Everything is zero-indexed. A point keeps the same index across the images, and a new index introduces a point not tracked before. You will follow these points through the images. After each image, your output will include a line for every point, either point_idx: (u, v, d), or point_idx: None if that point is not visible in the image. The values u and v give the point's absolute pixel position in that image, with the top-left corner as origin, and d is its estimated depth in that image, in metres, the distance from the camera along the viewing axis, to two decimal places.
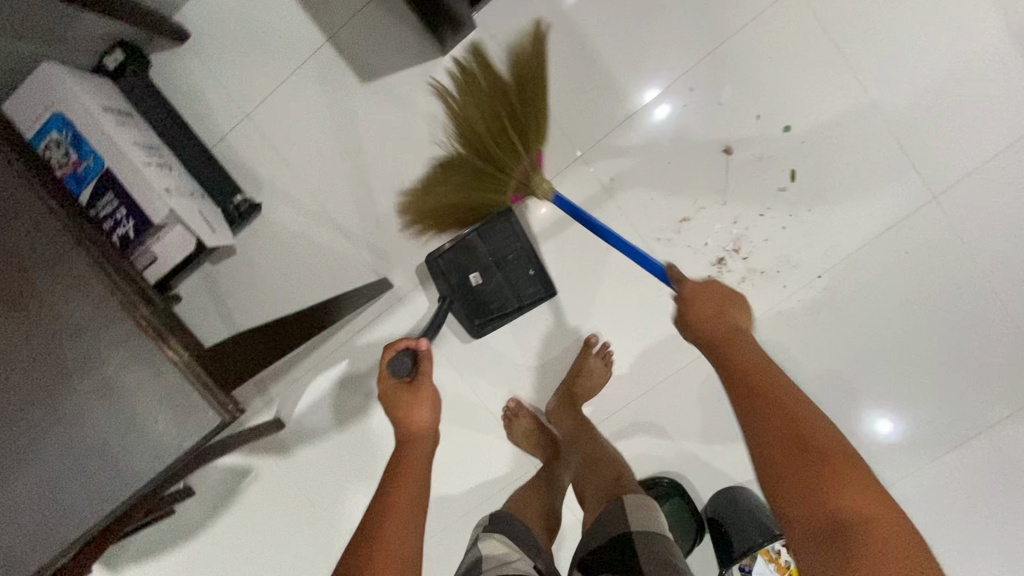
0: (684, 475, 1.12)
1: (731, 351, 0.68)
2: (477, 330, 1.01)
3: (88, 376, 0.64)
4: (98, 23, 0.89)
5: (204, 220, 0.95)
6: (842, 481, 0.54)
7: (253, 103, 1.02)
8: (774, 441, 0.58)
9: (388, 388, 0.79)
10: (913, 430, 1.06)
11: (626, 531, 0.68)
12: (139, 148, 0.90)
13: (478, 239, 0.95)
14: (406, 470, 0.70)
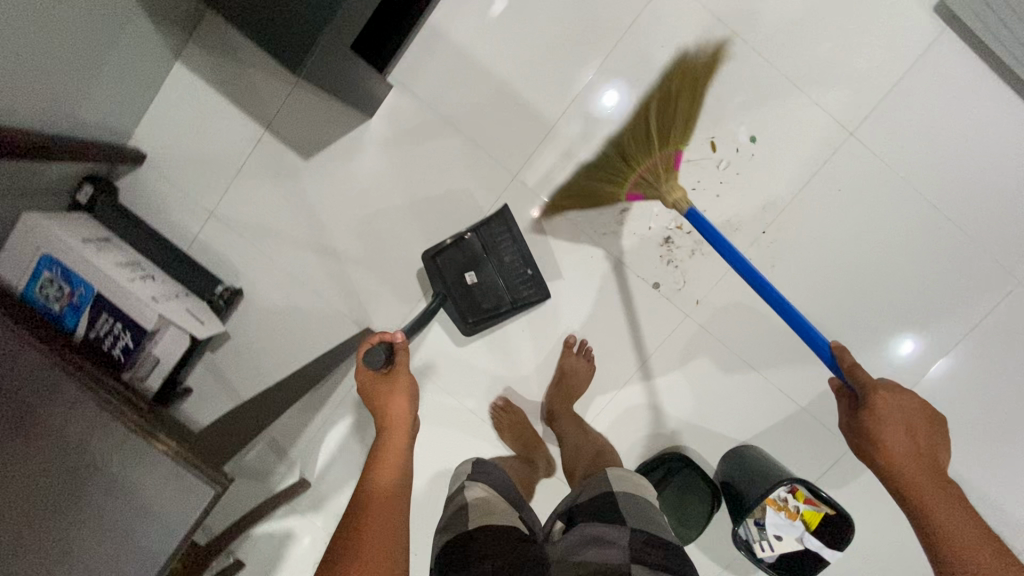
0: (690, 446, 1.17)
1: (888, 438, 0.73)
2: (470, 326, 1.06)
3: (88, 488, 0.68)
4: (65, 168, 1.00)
5: (193, 316, 1.04)
6: (966, 516, 0.66)
7: (213, 201, 1.12)
8: (925, 474, 0.70)
9: (367, 379, 0.85)
10: (930, 346, 1.09)
11: (609, 491, 0.74)
12: (122, 266, 1.00)
13: (478, 241, 1.04)
14: (388, 460, 0.75)
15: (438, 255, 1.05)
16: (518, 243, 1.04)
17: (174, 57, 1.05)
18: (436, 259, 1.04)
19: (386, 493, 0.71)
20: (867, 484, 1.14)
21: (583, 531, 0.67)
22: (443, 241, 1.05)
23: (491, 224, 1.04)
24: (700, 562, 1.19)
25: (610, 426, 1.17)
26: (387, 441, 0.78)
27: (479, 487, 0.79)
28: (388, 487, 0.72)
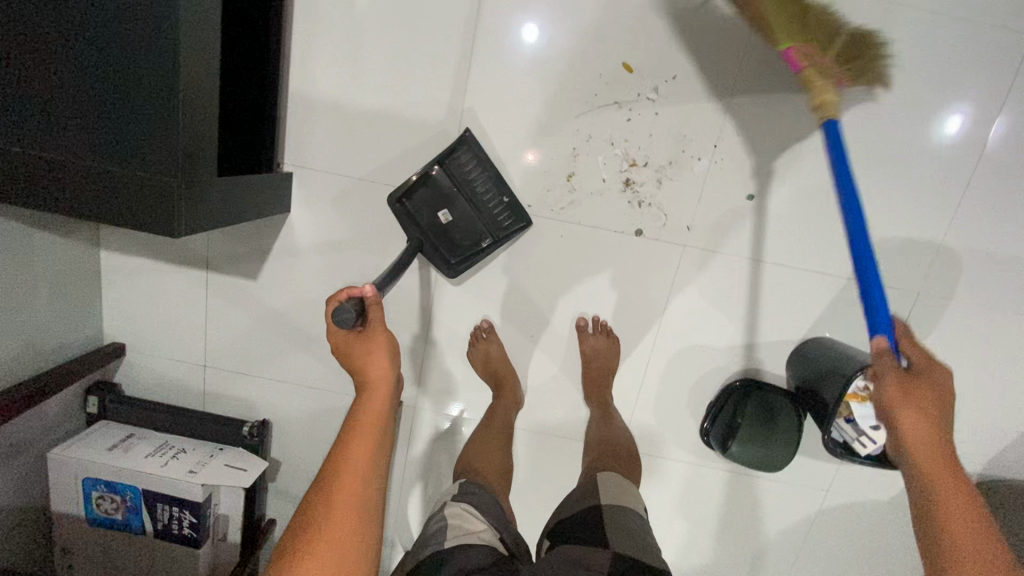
0: (750, 365, 1.09)
1: (907, 421, 0.66)
2: (455, 270, 1.02)
3: None
4: (62, 394, 1.04)
5: (234, 466, 1.05)
6: (961, 512, 0.63)
7: (201, 355, 1.13)
8: (956, 495, 0.64)
9: (340, 339, 0.75)
10: (947, 152, 0.97)
11: (596, 504, 0.84)
12: (152, 454, 1.03)
13: (444, 175, 0.97)
14: (365, 432, 0.70)
15: (406, 199, 0.98)
16: (486, 172, 0.96)
17: (94, 249, 1.05)
18: (404, 204, 0.98)
19: (358, 477, 0.68)
20: (949, 324, 1.03)
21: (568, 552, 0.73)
22: (408, 182, 0.97)
23: (456, 154, 0.96)
24: (809, 468, 1.14)
25: (660, 383, 1.11)
26: (366, 410, 0.72)
27: (458, 506, 0.81)
28: (360, 471, 0.68)
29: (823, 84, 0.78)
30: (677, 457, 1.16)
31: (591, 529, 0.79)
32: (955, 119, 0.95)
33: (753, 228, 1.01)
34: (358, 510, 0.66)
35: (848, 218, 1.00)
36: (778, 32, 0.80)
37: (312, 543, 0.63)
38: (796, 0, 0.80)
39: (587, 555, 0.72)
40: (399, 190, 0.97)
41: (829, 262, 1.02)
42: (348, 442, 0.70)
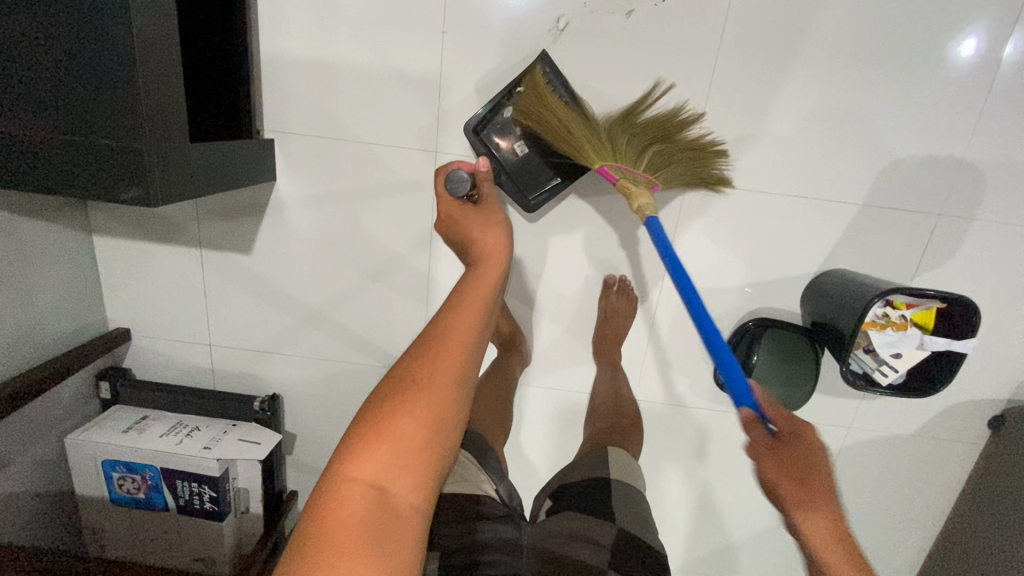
0: (763, 305, 1.05)
1: (795, 505, 0.56)
2: (533, 205, 0.97)
3: None
4: (72, 382, 1.05)
5: (248, 440, 1.06)
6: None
7: (205, 334, 1.13)
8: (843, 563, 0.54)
9: (451, 209, 0.81)
10: (967, 58, 0.89)
11: (604, 478, 0.83)
12: (167, 433, 1.04)
13: (520, 104, 0.93)
14: (481, 291, 0.69)
15: (482, 132, 0.94)
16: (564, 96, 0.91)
17: (86, 235, 1.04)
18: (480, 137, 0.94)
19: (468, 335, 0.64)
20: (972, 246, 0.98)
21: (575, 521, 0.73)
22: (484, 112, 0.93)
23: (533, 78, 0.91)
24: (829, 406, 1.11)
25: (670, 330, 1.08)
26: (481, 280, 0.70)
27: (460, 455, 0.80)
28: (471, 329, 0.65)
29: (636, 192, 0.85)
30: (692, 403, 1.13)
31: (596, 499, 0.78)
32: (976, 40, 0.88)
33: (759, 158, 0.96)
34: (460, 365, 0.63)
35: (860, 139, 0.94)
36: (589, 156, 0.88)
37: (415, 383, 0.60)
38: (593, 127, 0.87)
39: (591, 527, 0.71)
40: (476, 120, 0.93)
41: (842, 188, 0.97)
42: (461, 301, 0.67)
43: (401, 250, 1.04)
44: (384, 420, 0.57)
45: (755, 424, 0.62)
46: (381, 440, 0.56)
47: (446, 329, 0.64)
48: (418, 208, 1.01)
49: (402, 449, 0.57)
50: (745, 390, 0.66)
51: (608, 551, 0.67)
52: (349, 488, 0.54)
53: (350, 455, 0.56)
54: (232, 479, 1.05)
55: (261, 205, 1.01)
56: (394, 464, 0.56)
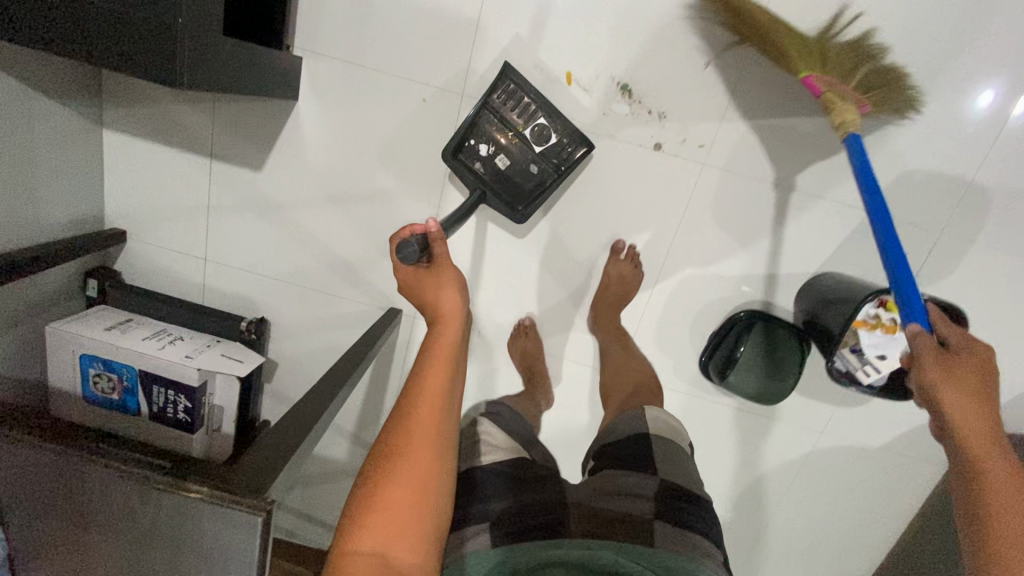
0: (756, 298, 1.07)
1: (947, 394, 0.63)
2: (523, 215, 1.00)
3: (187, 548, 0.54)
4: (60, 272, 1.03)
5: (231, 357, 1.05)
6: (979, 442, 0.63)
7: (202, 247, 1.12)
8: (982, 427, 0.63)
9: (407, 275, 0.78)
10: (992, 86, 0.91)
11: (645, 435, 0.83)
12: (150, 338, 1.03)
13: (491, 117, 0.95)
14: (438, 348, 0.73)
15: (464, 150, 0.97)
16: (533, 105, 0.94)
17: (97, 127, 1.03)
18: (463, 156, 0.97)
19: (431, 398, 0.69)
20: (967, 270, 1.00)
21: (608, 478, 0.77)
22: (463, 128, 0.96)
23: (501, 89, 0.93)
24: (807, 409, 1.13)
25: (663, 311, 1.09)
26: (441, 339, 0.74)
27: (490, 425, 0.85)
28: (441, 387, 0.70)
29: (844, 105, 0.80)
30: (673, 386, 1.15)
31: (632, 455, 0.80)
32: (996, 92, 0.91)
33: (778, 151, 0.97)
34: (438, 426, 0.68)
35: (878, 147, 0.96)
36: (797, 62, 0.83)
37: (396, 456, 0.65)
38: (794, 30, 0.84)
39: (635, 484, 0.74)
40: (456, 142, 0.96)
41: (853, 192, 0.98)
42: (430, 356, 0.73)
43: (413, 192, 1.05)
44: (372, 494, 0.63)
45: (923, 333, 0.67)
46: (376, 511, 0.62)
47: (415, 397, 0.69)
48: (436, 150, 1.01)
49: (395, 518, 0.62)
50: (911, 279, 0.69)
51: (651, 500, 0.71)
52: (351, 559, 0.60)
53: (348, 531, 0.61)
54: (209, 394, 1.04)
55: (279, 123, 1.01)
56: (389, 532, 0.61)
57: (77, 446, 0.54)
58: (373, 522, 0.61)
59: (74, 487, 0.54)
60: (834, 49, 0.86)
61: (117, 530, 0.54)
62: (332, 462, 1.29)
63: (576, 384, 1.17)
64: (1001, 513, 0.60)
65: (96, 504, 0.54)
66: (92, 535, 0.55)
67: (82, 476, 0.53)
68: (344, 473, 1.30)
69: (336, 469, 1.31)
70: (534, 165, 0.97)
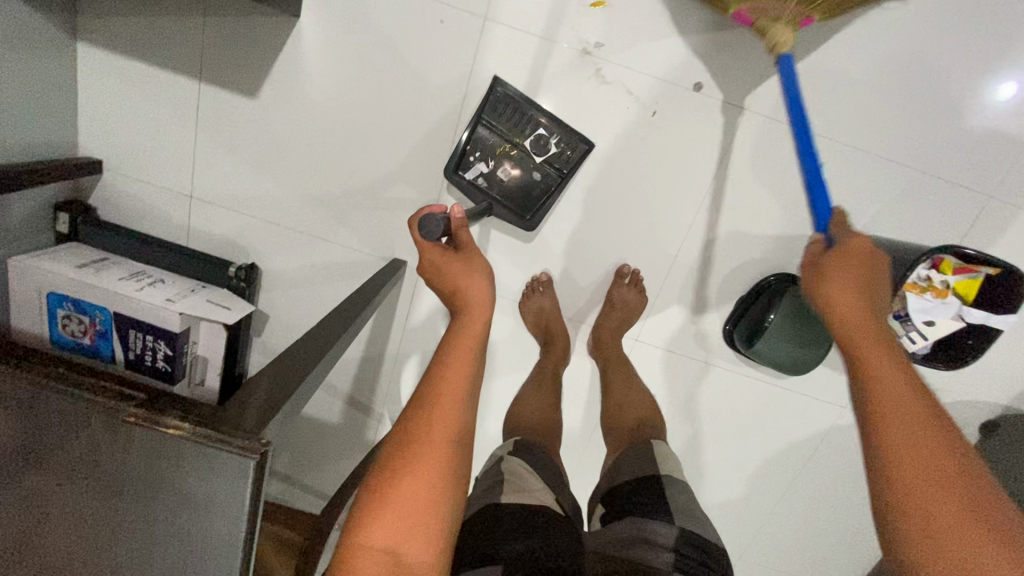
0: (789, 263, 0.99)
1: (840, 300, 0.56)
2: (532, 223, 0.96)
3: (164, 498, 0.45)
4: (30, 201, 0.91)
5: (216, 303, 0.96)
6: (873, 376, 0.51)
7: (187, 184, 1.01)
8: (869, 342, 0.54)
9: (431, 258, 0.74)
10: None
11: (655, 476, 0.78)
12: (127, 278, 0.93)
13: (488, 131, 0.91)
14: (463, 340, 0.66)
15: (463, 168, 0.93)
16: (529, 111, 0.90)
17: (72, 40, 0.91)
18: (464, 174, 0.94)
19: (452, 392, 0.61)
20: (1015, 237, 0.94)
21: (626, 527, 0.69)
22: (458, 146, 0.92)
23: (489, 101, 0.90)
24: (831, 382, 1.07)
25: (689, 274, 1.02)
26: (466, 327, 0.68)
27: (518, 463, 0.78)
28: (464, 374, 0.63)
29: (775, 26, 0.73)
30: (692, 354, 1.08)
31: (645, 502, 0.73)
32: (1019, 84, 0.87)
33: (823, 99, 0.89)
34: (459, 414, 0.61)
35: (932, 99, 0.88)
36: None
37: (413, 445, 0.58)
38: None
39: (647, 529, 0.67)
40: (454, 160, 0.92)
41: (898, 149, 0.91)
42: (448, 346, 0.65)
43: (423, 130, 0.95)
44: (388, 482, 0.56)
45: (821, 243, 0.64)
46: (388, 506, 0.55)
47: (439, 384, 0.62)
48: (451, 83, 0.92)
49: (412, 512, 0.55)
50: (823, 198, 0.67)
51: (671, 551, 0.63)
52: (361, 556, 0.53)
53: (360, 525, 0.54)
54: (192, 342, 0.95)
55: (277, 44, 0.90)
56: (403, 528, 0.54)
57: (28, 368, 0.44)
58: (385, 519, 0.54)
59: (23, 422, 0.44)
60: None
61: (74, 476, 0.45)
62: (323, 426, 1.21)
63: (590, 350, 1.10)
64: (913, 490, 0.46)
65: (51, 443, 0.44)
66: (39, 486, 0.45)
67: (32, 404, 0.44)
68: (336, 439, 1.22)
69: (326, 434, 1.22)
70: (536, 176, 0.94)
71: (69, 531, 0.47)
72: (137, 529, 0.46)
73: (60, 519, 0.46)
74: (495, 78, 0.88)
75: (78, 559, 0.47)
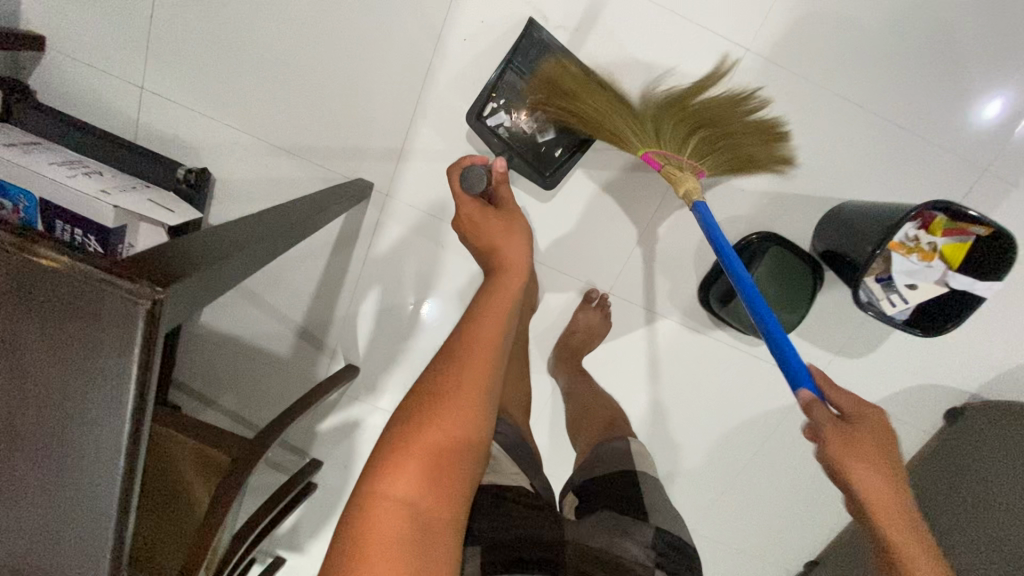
0: (775, 223, 0.95)
1: (856, 476, 0.54)
2: (550, 182, 0.91)
3: (36, 343, 0.38)
4: None
5: (159, 203, 0.88)
6: (887, 522, 0.54)
7: (139, 73, 0.92)
8: (889, 493, 0.54)
9: (471, 211, 0.76)
10: None
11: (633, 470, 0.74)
12: (59, 165, 0.85)
13: (517, 77, 0.85)
14: (494, 303, 0.65)
15: (487, 114, 0.87)
16: (564, 61, 0.84)
17: None
18: (485, 121, 0.87)
19: (479, 352, 0.61)
20: (1005, 216, 0.91)
21: (603, 515, 0.65)
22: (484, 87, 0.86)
23: (525, 46, 0.84)
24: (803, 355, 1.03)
25: (670, 226, 0.97)
26: (500, 283, 0.68)
27: (492, 444, 0.71)
28: (495, 330, 0.63)
29: (684, 178, 0.78)
30: (666, 312, 1.03)
31: (622, 496, 0.69)
32: (1004, 105, 0.86)
33: (826, 44, 0.84)
34: (488, 370, 0.61)
35: (938, 58, 0.84)
36: (632, 142, 0.80)
37: (439, 396, 0.57)
38: (615, 99, 0.81)
39: (627, 522, 0.64)
40: (482, 104, 0.86)
41: (900, 109, 0.87)
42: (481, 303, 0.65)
43: (401, 35, 0.87)
44: (409, 434, 0.55)
45: (817, 404, 0.58)
46: (411, 454, 0.53)
47: (468, 342, 0.61)
48: None
49: (432, 461, 0.54)
50: (777, 326, 0.66)
51: (650, 547, 0.61)
52: (379, 506, 0.51)
53: (379, 475, 0.52)
54: (128, 244, 0.87)
55: None
56: (423, 479, 0.53)
57: None
58: (406, 469, 0.53)
59: None
60: (697, 106, 0.82)
61: None
62: (272, 359, 1.14)
63: (560, 299, 1.04)
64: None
65: None
66: None
67: None
68: (285, 373, 1.15)
69: (275, 369, 1.15)
70: (561, 132, 0.88)
71: None
72: (2, 380, 0.39)
73: None
74: (536, 19, 0.82)
75: None
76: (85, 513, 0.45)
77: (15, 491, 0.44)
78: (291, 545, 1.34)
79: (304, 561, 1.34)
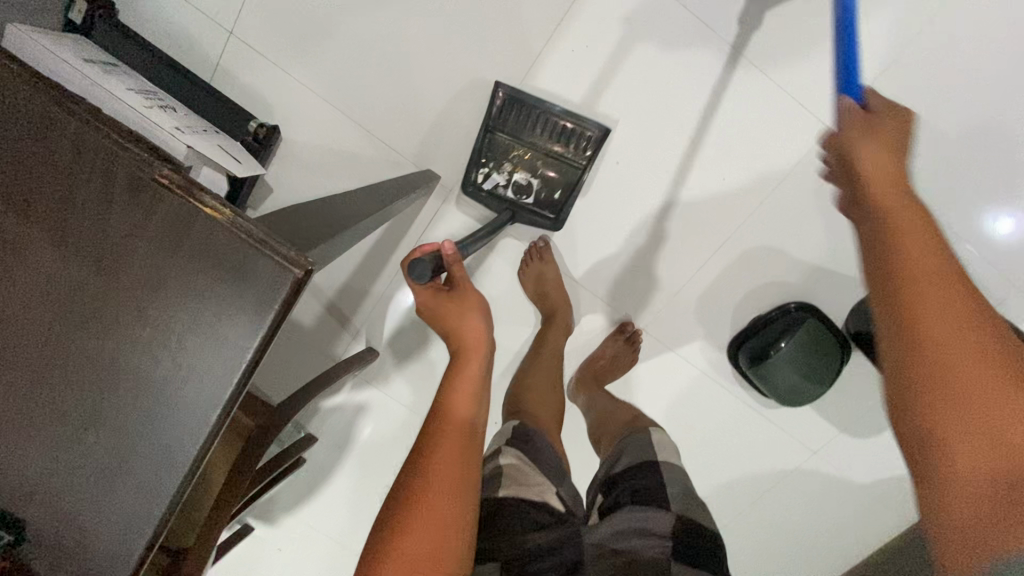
0: (816, 295, 0.98)
1: (879, 183, 0.44)
2: (559, 223, 0.96)
3: (168, 284, 0.39)
4: None
5: (228, 151, 0.85)
6: (925, 255, 0.40)
7: (230, 18, 0.90)
8: (887, 174, 0.44)
9: (425, 299, 0.76)
10: None
11: (650, 459, 0.74)
12: (135, 91, 0.82)
13: (502, 137, 0.91)
14: (464, 378, 0.68)
15: (481, 179, 0.94)
16: (541, 111, 0.88)
17: None
18: (482, 186, 0.95)
19: (460, 418, 0.63)
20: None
21: (622, 510, 0.66)
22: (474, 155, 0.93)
23: (498, 110, 0.89)
24: (811, 425, 1.07)
25: (716, 277, 0.99)
26: (461, 364, 0.70)
27: (514, 453, 0.72)
28: (469, 401, 0.66)
29: None
30: (692, 359, 1.06)
31: (643, 486, 0.70)
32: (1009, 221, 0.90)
33: None
34: (468, 438, 0.62)
35: (1003, 177, 0.87)
36: None
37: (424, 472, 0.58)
38: None
39: (641, 516, 0.65)
40: (472, 174, 0.94)
41: (953, 217, 0.91)
42: (453, 379, 0.68)
43: (501, 40, 0.87)
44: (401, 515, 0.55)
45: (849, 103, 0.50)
46: (403, 536, 0.53)
47: (443, 413, 0.64)
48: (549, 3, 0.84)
49: (432, 534, 0.53)
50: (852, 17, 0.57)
51: (668, 540, 0.62)
52: None
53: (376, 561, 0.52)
54: None
55: None
56: (423, 552, 0.52)
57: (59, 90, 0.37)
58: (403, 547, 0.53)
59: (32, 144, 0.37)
60: None
61: (71, 224, 0.38)
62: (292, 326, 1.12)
63: (592, 325, 1.06)
64: (955, 422, 0.35)
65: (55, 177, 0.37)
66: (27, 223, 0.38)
67: (49, 128, 0.37)
68: (302, 344, 1.13)
69: (292, 337, 1.13)
70: (553, 180, 0.93)
71: (41, 288, 0.39)
72: (117, 314, 0.40)
73: (32, 270, 0.39)
74: (499, 84, 0.87)
75: (42, 323, 0.40)
76: (154, 458, 0.44)
77: (88, 425, 0.43)
78: (263, 516, 1.30)
79: (272, 534, 1.31)
